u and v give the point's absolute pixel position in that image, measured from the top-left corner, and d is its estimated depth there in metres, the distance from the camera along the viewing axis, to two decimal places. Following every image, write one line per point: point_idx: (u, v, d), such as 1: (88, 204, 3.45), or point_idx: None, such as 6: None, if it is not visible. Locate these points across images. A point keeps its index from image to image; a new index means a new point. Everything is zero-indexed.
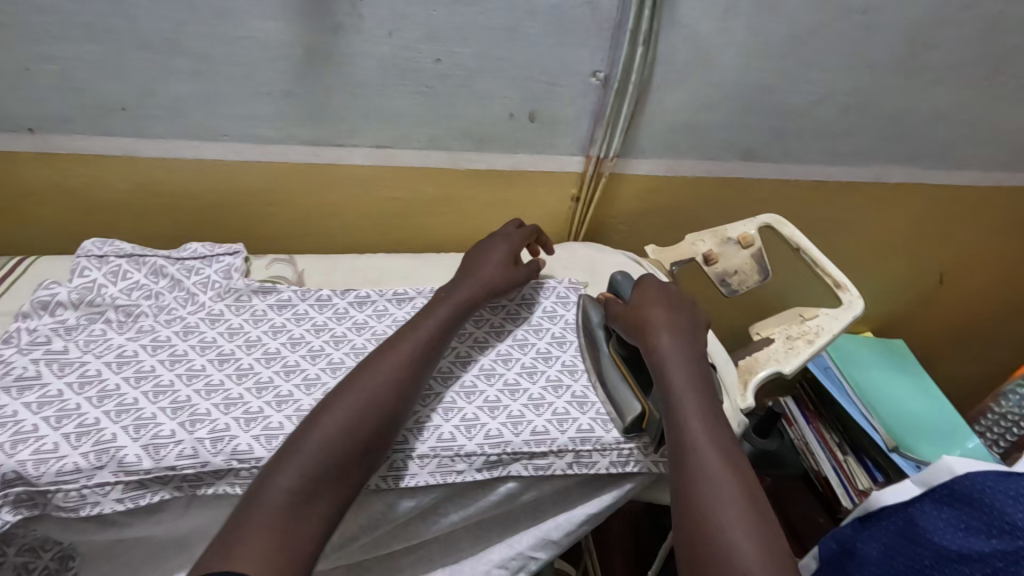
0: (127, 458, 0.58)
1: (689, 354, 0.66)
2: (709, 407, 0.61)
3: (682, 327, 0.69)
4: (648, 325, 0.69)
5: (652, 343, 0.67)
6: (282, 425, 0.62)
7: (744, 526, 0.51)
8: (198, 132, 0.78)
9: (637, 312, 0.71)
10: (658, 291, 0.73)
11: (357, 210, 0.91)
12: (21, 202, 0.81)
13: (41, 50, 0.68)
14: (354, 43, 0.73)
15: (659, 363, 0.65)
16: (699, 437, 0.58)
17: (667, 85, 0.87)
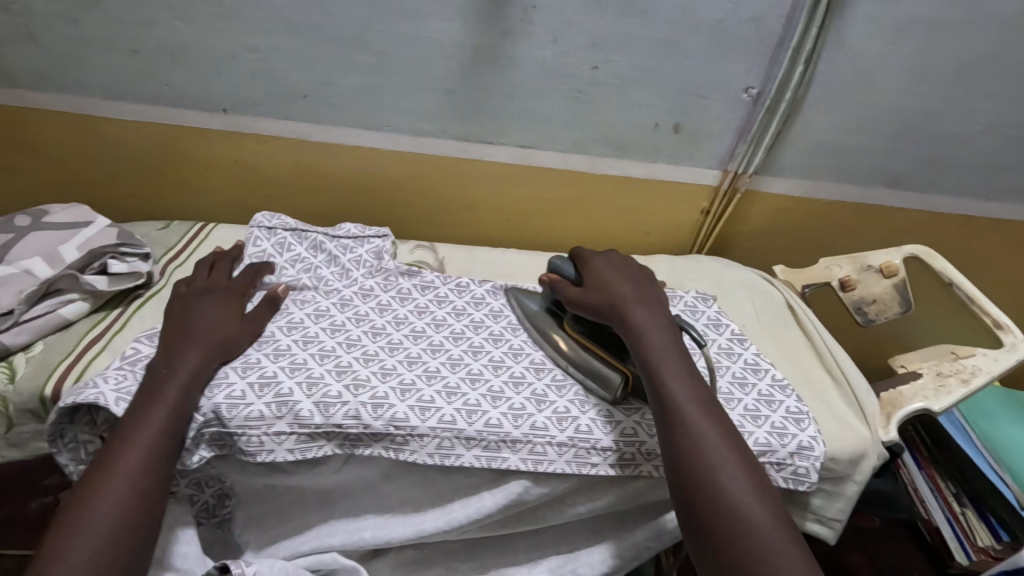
0: (302, 412, 0.62)
1: (662, 319, 0.66)
2: (688, 368, 0.60)
3: (648, 296, 0.69)
4: (621, 299, 0.68)
5: (626, 315, 0.66)
6: (434, 399, 0.65)
7: (747, 489, 0.51)
8: (365, 121, 0.85)
9: (604, 286, 0.70)
10: (611, 265, 0.73)
11: (493, 205, 0.96)
12: (203, 172, 0.91)
13: (249, 40, 0.77)
14: (519, 47, 0.77)
15: (638, 333, 0.64)
16: (689, 402, 0.57)
17: (818, 105, 0.85)
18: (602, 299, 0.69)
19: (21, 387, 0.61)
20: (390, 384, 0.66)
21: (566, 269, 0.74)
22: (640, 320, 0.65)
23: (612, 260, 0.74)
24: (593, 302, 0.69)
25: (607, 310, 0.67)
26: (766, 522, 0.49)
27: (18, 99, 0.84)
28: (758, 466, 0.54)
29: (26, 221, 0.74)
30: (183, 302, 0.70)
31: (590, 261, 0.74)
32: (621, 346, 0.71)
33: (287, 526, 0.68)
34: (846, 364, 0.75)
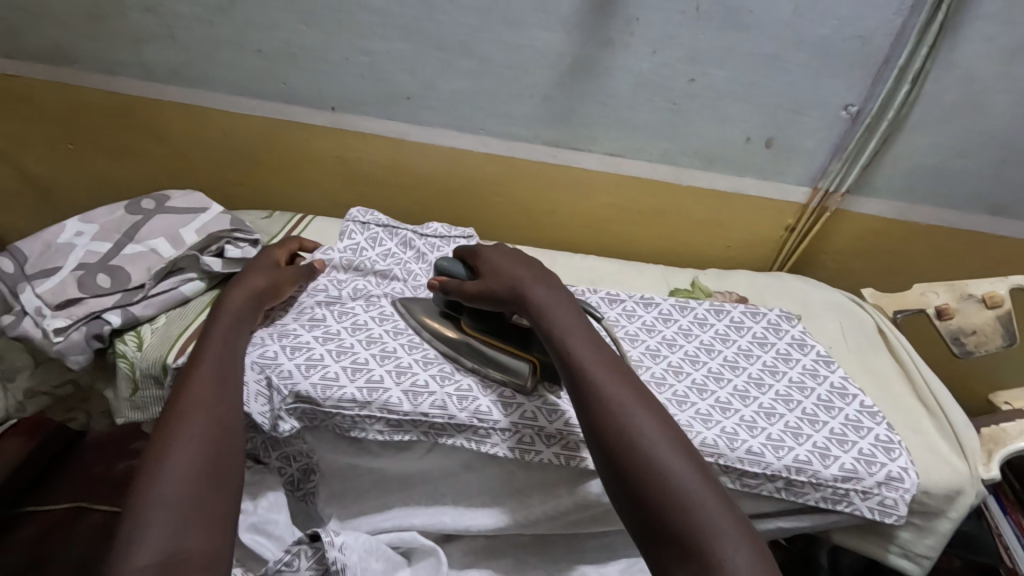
0: (391, 399, 0.64)
1: (563, 296, 0.65)
2: (592, 338, 0.60)
3: (542, 275, 0.68)
4: (519, 282, 0.66)
5: (526, 296, 0.64)
6: (516, 395, 0.67)
7: (669, 444, 0.51)
8: (461, 124, 0.89)
9: (501, 271, 0.68)
10: (502, 253, 0.71)
11: (575, 211, 0.97)
12: (304, 166, 0.97)
13: (363, 44, 0.83)
14: (617, 58, 0.80)
15: (542, 312, 0.62)
16: (599, 368, 0.56)
17: (923, 125, 0.83)
18: (502, 287, 0.66)
19: (147, 355, 0.67)
20: (474, 378, 0.68)
21: (456, 269, 0.73)
22: (539, 297, 0.63)
23: (499, 250, 0.72)
24: (490, 293, 0.67)
25: (507, 298, 0.65)
26: (691, 476, 0.49)
27: (151, 92, 0.92)
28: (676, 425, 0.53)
29: (151, 204, 0.81)
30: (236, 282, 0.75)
31: (478, 253, 0.73)
32: (524, 334, 0.70)
33: (368, 504, 0.71)
34: (942, 395, 0.73)
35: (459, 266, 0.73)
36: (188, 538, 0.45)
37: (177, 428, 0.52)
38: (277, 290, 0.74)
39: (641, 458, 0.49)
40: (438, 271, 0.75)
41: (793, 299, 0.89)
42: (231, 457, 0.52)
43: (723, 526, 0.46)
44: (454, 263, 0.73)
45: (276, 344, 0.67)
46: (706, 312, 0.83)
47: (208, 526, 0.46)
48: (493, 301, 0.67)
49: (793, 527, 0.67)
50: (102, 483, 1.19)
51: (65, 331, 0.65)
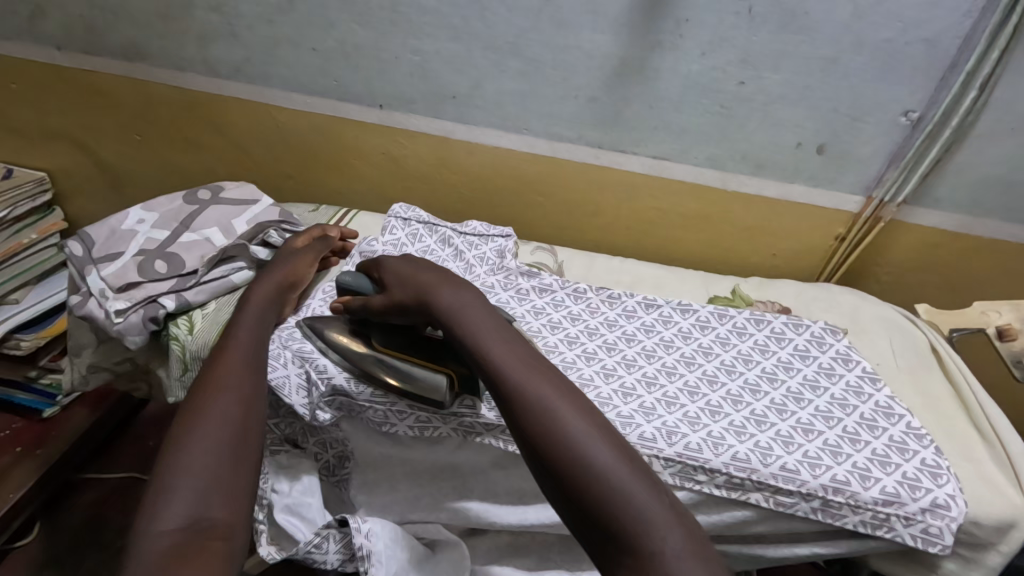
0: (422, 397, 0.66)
1: (473, 297, 0.64)
2: (506, 333, 0.59)
3: (450, 277, 0.66)
4: (424, 288, 0.65)
5: (434, 302, 0.63)
6: None
7: (586, 425, 0.51)
8: (505, 124, 0.90)
9: (404, 278, 0.67)
10: (400, 262, 0.70)
11: (616, 214, 0.96)
12: (351, 160, 1.00)
13: (413, 43, 0.85)
14: (665, 60, 0.78)
15: (451, 315, 0.61)
16: (515, 368, 0.55)
17: (993, 134, 0.78)
18: (406, 296, 0.65)
19: (199, 339, 0.70)
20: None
21: (360, 285, 0.72)
22: (447, 303, 0.62)
23: (396, 263, 0.71)
24: (395, 306, 0.66)
25: (416, 307, 0.64)
26: (614, 461, 0.48)
27: (213, 87, 0.97)
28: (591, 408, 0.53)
29: (207, 195, 0.85)
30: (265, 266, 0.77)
31: (377, 269, 0.72)
32: (437, 346, 0.68)
33: (398, 495, 0.71)
34: (997, 421, 0.68)
35: (362, 281, 0.72)
36: (215, 510, 0.48)
37: (200, 410, 0.54)
38: (296, 282, 0.76)
39: (566, 454, 0.49)
40: (344, 290, 0.73)
41: (842, 311, 0.85)
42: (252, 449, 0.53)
43: (649, 514, 0.46)
44: (351, 279, 0.72)
45: (313, 339, 0.70)
46: (746, 321, 0.81)
47: (230, 509, 0.49)
48: (401, 307, 0.66)
49: (826, 552, 0.65)
50: (156, 457, 1.25)
51: (125, 313, 0.69)
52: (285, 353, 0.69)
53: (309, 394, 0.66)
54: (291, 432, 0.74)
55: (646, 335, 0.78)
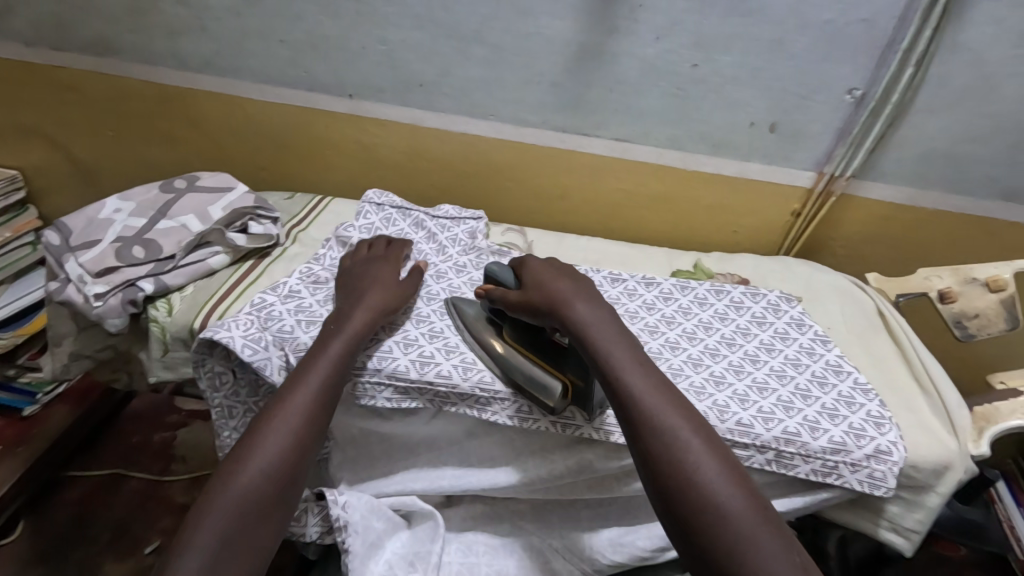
0: (398, 368, 0.68)
1: (604, 312, 0.64)
2: (640, 356, 0.59)
3: (584, 286, 0.67)
4: (559, 296, 0.65)
5: (568, 312, 0.63)
6: None
7: (709, 460, 0.52)
8: (472, 110, 0.93)
9: (543, 284, 0.67)
10: (545, 265, 0.70)
11: (583, 196, 1.00)
12: (325, 151, 1.02)
13: (381, 33, 0.87)
14: (622, 44, 0.82)
15: (584, 330, 0.61)
16: (655, 397, 0.55)
17: (931, 109, 0.83)
18: (538, 299, 0.66)
19: (176, 319, 0.73)
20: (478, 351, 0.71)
21: (504, 276, 0.72)
22: (581, 315, 0.62)
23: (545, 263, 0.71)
24: (531, 308, 0.66)
25: (547, 311, 0.64)
26: (746, 509, 0.49)
27: (185, 80, 0.98)
28: (719, 439, 0.54)
29: (182, 184, 0.87)
30: (351, 273, 0.77)
31: (523, 265, 0.71)
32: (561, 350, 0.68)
33: (376, 467, 0.74)
34: (937, 376, 0.73)
35: (508, 273, 0.72)
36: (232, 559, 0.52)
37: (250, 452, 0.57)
38: (391, 302, 0.72)
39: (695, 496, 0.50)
40: (490, 279, 0.73)
41: (797, 281, 0.90)
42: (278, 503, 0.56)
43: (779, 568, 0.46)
44: (502, 270, 0.72)
45: (292, 319, 0.72)
46: (706, 292, 0.85)
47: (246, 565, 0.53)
48: (529, 309, 0.66)
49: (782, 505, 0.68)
50: (140, 452, 1.27)
51: (104, 297, 0.72)
52: (265, 334, 0.69)
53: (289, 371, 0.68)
54: None
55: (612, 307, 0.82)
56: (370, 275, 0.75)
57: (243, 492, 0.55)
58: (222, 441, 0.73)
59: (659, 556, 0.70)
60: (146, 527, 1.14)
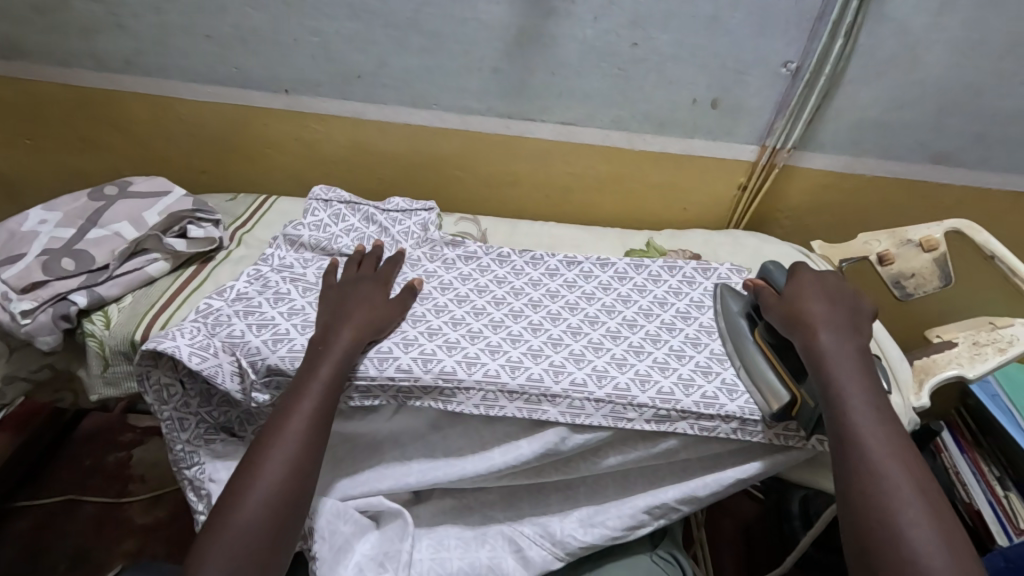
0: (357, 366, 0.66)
1: (854, 349, 0.62)
2: (877, 401, 0.57)
3: (838, 313, 0.66)
4: (812, 317, 0.65)
5: (811, 335, 0.63)
6: (479, 355, 0.69)
7: (921, 516, 0.50)
8: (415, 100, 0.91)
9: (797, 306, 0.66)
10: (817, 281, 0.70)
11: (534, 181, 1.00)
12: (266, 150, 0.99)
13: (313, 24, 0.84)
14: (561, 26, 0.82)
15: (824, 356, 0.61)
16: (875, 442, 0.54)
17: (862, 79, 0.86)
18: (790, 313, 0.66)
19: (115, 332, 0.70)
20: (437, 343, 0.70)
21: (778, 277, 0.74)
22: (825, 344, 0.62)
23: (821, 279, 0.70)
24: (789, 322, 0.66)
25: (794, 329, 0.65)
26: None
27: (108, 82, 0.93)
28: (936, 495, 0.52)
29: (114, 190, 0.82)
30: (339, 293, 0.73)
31: (800, 276, 0.71)
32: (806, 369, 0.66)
33: (343, 471, 0.72)
34: (882, 336, 0.76)
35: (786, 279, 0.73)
36: None
37: (243, 492, 0.54)
38: (382, 321, 0.70)
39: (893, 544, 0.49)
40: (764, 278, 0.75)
41: (745, 253, 0.93)
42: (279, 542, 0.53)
43: None
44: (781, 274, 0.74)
45: (241, 323, 0.69)
46: (660, 269, 0.86)
47: None
48: (784, 321, 0.67)
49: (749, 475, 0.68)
50: (94, 475, 1.21)
51: (32, 313, 0.68)
52: (213, 341, 0.66)
53: (242, 378, 0.66)
54: (226, 420, 0.71)
55: (569, 290, 0.82)
56: (355, 295, 0.72)
57: (236, 536, 0.52)
58: (176, 455, 0.69)
59: (631, 534, 0.69)
60: (106, 551, 1.09)
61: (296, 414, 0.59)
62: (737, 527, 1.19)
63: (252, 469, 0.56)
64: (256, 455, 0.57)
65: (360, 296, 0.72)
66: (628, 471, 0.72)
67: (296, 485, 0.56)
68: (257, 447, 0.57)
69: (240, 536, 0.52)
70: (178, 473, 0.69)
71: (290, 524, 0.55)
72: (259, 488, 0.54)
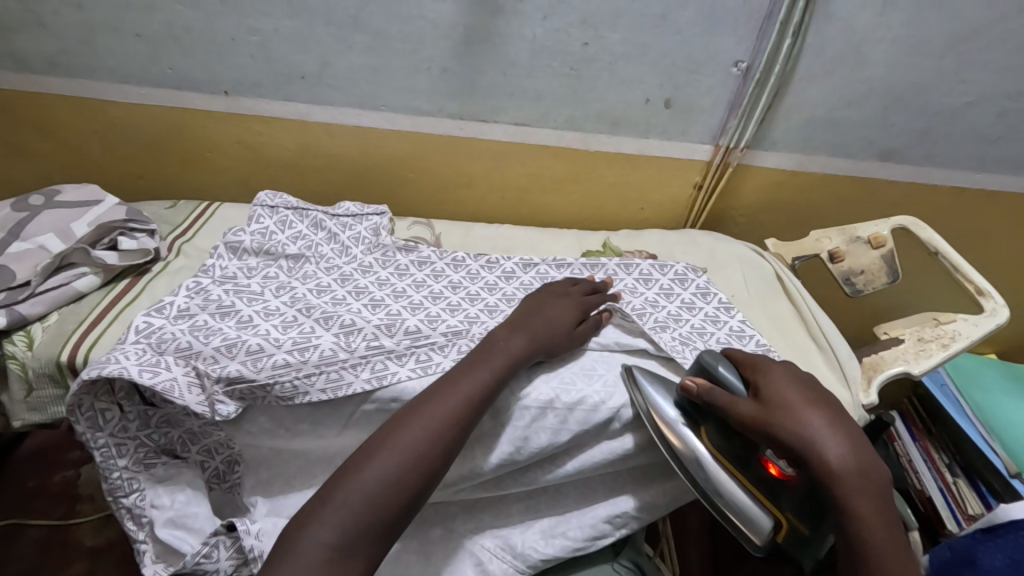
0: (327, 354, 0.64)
1: (859, 447, 0.53)
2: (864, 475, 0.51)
3: (825, 404, 0.56)
4: (804, 429, 0.53)
5: (813, 450, 0.52)
6: (443, 339, 0.69)
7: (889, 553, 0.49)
8: (362, 101, 0.89)
9: (787, 414, 0.54)
10: (787, 376, 0.59)
11: (489, 182, 0.99)
12: (208, 154, 0.95)
13: (249, 23, 0.81)
14: (510, 25, 0.80)
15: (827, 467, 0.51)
16: (864, 503, 0.50)
17: (811, 78, 0.86)
18: (777, 429, 0.54)
19: (39, 354, 0.65)
20: (398, 335, 0.69)
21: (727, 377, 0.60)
22: (830, 450, 0.52)
23: (791, 372, 0.59)
24: (769, 436, 0.54)
25: (789, 445, 0.53)
26: None
27: (29, 84, 0.87)
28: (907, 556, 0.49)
29: (40, 200, 0.77)
30: (537, 301, 0.73)
31: (764, 369, 0.59)
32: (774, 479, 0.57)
33: (295, 490, 0.69)
34: (831, 333, 0.77)
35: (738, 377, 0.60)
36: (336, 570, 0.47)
37: (376, 450, 0.52)
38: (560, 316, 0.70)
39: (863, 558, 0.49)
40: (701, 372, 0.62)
41: (701, 252, 0.93)
42: (391, 518, 0.50)
43: None
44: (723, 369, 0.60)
45: (188, 336, 0.64)
46: (616, 268, 0.86)
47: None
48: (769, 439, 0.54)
49: None
50: (37, 497, 1.15)
51: None
52: (163, 357, 0.61)
53: (203, 387, 0.61)
54: (167, 442, 0.66)
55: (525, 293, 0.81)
56: (544, 313, 0.70)
57: (358, 495, 0.50)
58: (112, 484, 0.63)
59: (594, 545, 0.67)
60: None
61: (450, 398, 0.56)
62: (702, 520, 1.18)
63: (393, 431, 0.54)
64: (402, 420, 0.55)
65: (556, 303, 0.72)
66: (588, 479, 0.70)
67: (422, 464, 0.52)
68: (403, 414, 0.55)
69: (358, 504, 0.49)
70: (114, 503, 0.64)
71: (413, 502, 0.52)
72: (386, 454, 0.52)
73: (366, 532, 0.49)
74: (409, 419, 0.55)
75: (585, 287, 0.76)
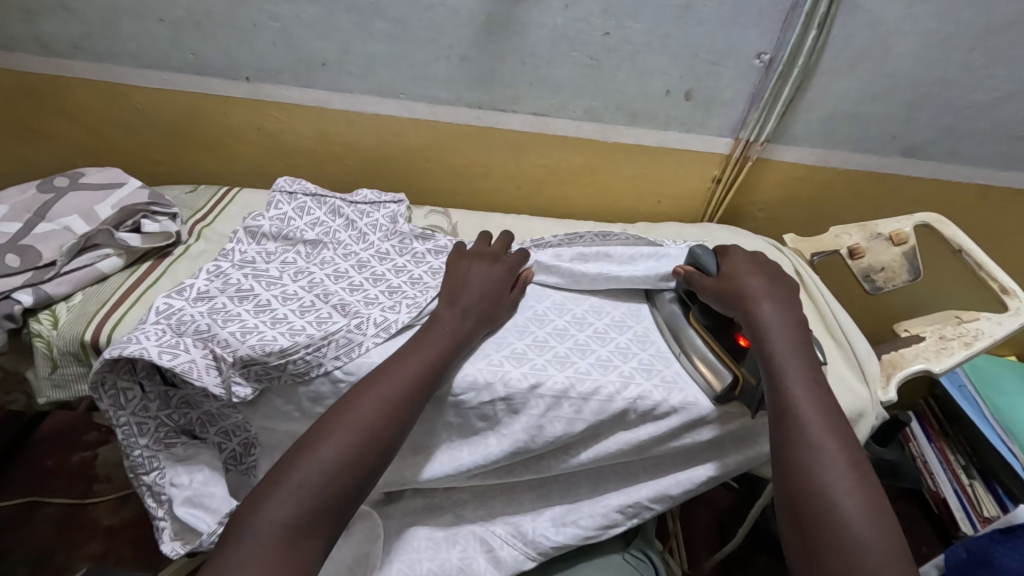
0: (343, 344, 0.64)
1: (793, 319, 0.60)
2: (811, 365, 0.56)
3: (773, 279, 0.66)
4: (748, 291, 0.63)
5: (753, 308, 0.61)
6: None
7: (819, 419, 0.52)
8: (382, 89, 0.89)
9: (735, 278, 0.66)
10: (750, 258, 0.69)
11: (504, 172, 0.99)
12: (228, 140, 0.96)
13: (272, 9, 0.81)
14: (531, 14, 0.79)
15: (763, 330, 0.59)
16: (796, 376, 0.55)
17: (835, 72, 0.85)
18: (725, 289, 0.65)
19: (63, 332, 0.66)
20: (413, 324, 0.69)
21: (704, 260, 0.71)
22: (766, 314, 0.60)
23: (752, 255, 0.70)
24: (721, 297, 0.65)
25: (733, 299, 0.63)
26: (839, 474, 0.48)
27: (56, 67, 0.89)
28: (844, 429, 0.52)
29: (64, 182, 0.79)
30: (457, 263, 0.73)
31: (732, 255, 0.70)
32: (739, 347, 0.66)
33: None
34: (849, 330, 0.75)
35: (715, 262, 0.71)
36: (356, 449, 0.51)
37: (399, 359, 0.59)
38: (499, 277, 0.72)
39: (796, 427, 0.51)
40: (693, 262, 0.73)
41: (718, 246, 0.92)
42: (405, 413, 0.55)
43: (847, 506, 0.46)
44: (707, 257, 0.71)
45: (207, 319, 0.65)
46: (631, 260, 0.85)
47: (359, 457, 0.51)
48: (720, 300, 0.65)
49: (720, 475, 0.67)
50: (54, 477, 1.16)
51: None
52: (183, 338, 0.62)
53: (220, 370, 0.61)
54: (187, 422, 0.67)
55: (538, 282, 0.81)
56: (473, 279, 0.71)
57: (386, 386, 0.56)
58: (133, 461, 0.64)
59: (604, 534, 0.67)
60: (69, 555, 1.06)
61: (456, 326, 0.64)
62: (712, 517, 1.17)
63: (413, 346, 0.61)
64: (421, 336, 0.62)
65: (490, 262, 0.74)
66: (601, 469, 0.70)
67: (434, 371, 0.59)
68: (421, 334, 0.63)
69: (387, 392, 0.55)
70: (135, 480, 0.65)
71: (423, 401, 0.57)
72: (415, 360, 0.59)
73: (311, 515, 0.48)
74: (426, 337, 0.62)
75: (502, 240, 0.78)
